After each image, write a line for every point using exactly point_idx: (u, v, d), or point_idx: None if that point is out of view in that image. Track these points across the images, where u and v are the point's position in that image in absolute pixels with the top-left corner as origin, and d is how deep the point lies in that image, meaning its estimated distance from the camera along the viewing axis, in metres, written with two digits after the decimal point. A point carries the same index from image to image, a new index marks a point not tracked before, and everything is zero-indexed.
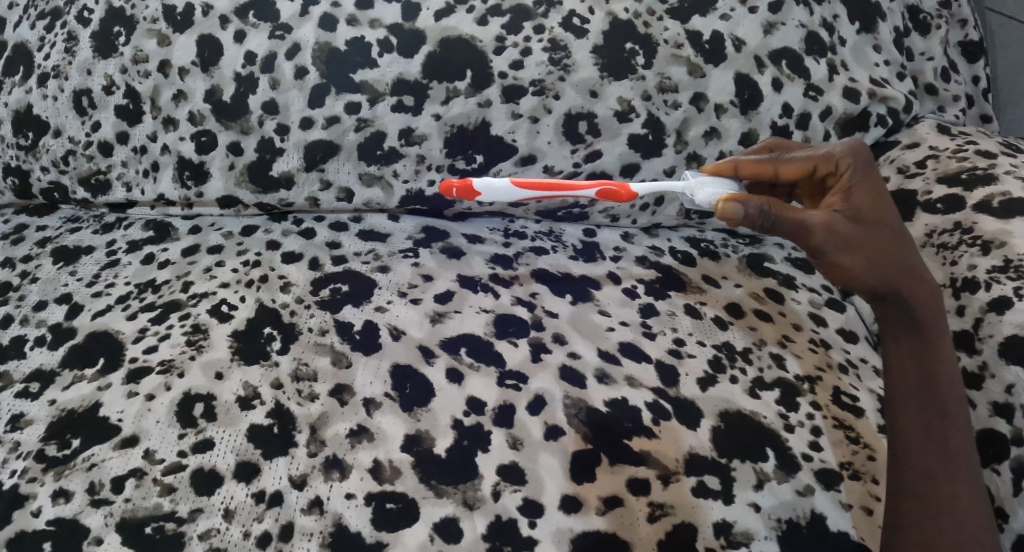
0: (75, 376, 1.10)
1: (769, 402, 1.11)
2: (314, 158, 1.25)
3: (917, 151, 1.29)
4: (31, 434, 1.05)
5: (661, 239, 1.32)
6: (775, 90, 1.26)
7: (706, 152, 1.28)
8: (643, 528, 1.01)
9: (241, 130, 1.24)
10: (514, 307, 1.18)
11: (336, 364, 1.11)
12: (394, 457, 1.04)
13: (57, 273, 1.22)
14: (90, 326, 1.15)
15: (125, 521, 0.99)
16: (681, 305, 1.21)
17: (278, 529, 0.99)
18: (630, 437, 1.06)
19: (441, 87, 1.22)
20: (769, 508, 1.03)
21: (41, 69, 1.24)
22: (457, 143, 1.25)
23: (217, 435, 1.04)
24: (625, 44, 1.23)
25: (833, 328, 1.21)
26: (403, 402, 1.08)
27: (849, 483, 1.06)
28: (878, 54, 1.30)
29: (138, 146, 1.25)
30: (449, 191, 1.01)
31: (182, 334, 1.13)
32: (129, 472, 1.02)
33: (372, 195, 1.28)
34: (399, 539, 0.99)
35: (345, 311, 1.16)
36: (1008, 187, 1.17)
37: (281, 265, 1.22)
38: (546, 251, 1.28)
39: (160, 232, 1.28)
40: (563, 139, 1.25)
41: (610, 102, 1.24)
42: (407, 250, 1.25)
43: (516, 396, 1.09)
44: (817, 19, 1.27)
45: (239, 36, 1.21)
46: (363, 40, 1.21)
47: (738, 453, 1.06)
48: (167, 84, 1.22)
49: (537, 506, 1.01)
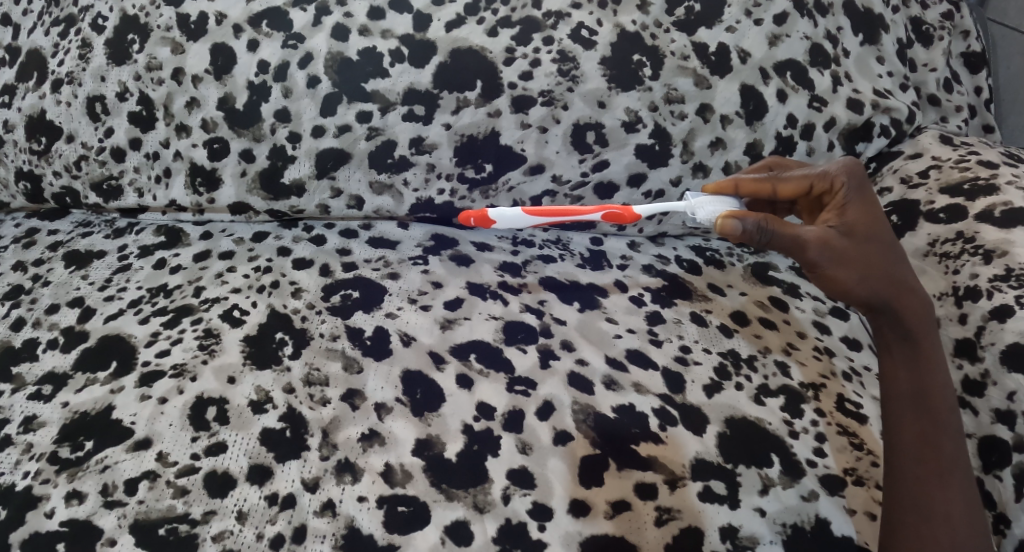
0: (88, 378, 1.12)
1: (775, 408, 1.13)
2: (325, 166, 1.27)
3: (920, 161, 1.31)
4: (44, 436, 1.07)
5: (667, 248, 1.34)
6: (780, 100, 1.27)
7: (712, 162, 1.29)
8: (650, 532, 1.02)
9: (254, 137, 1.26)
10: (523, 314, 1.20)
11: (347, 369, 1.12)
12: (406, 461, 1.05)
13: (70, 277, 1.24)
14: (103, 330, 1.16)
15: (139, 522, 1.00)
16: (686, 314, 1.22)
17: (291, 531, 1.01)
18: (638, 443, 1.08)
19: (451, 96, 1.24)
20: (775, 513, 1.05)
21: (55, 75, 1.25)
22: (466, 152, 1.27)
23: (230, 438, 1.06)
24: (632, 55, 1.24)
25: (837, 336, 1.22)
26: (414, 407, 1.09)
27: (852, 488, 1.07)
28: (881, 65, 1.33)
29: (150, 153, 1.27)
30: (467, 220, 1.05)
31: (194, 338, 1.15)
32: (142, 474, 1.03)
33: (382, 203, 1.30)
34: (411, 541, 1.00)
35: (356, 317, 1.18)
36: (1010, 197, 1.19)
37: (292, 271, 1.24)
38: (553, 260, 1.30)
39: (171, 237, 1.30)
40: (571, 149, 1.27)
41: (618, 113, 1.26)
42: (417, 257, 1.26)
43: (525, 402, 1.11)
44: (821, 31, 1.28)
45: (253, 45, 1.23)
46: (374, 50, 1.22)
47: (743, 459, 1.08)
48: (180, 91, 1.24)
49: (545, 509, 1.03)
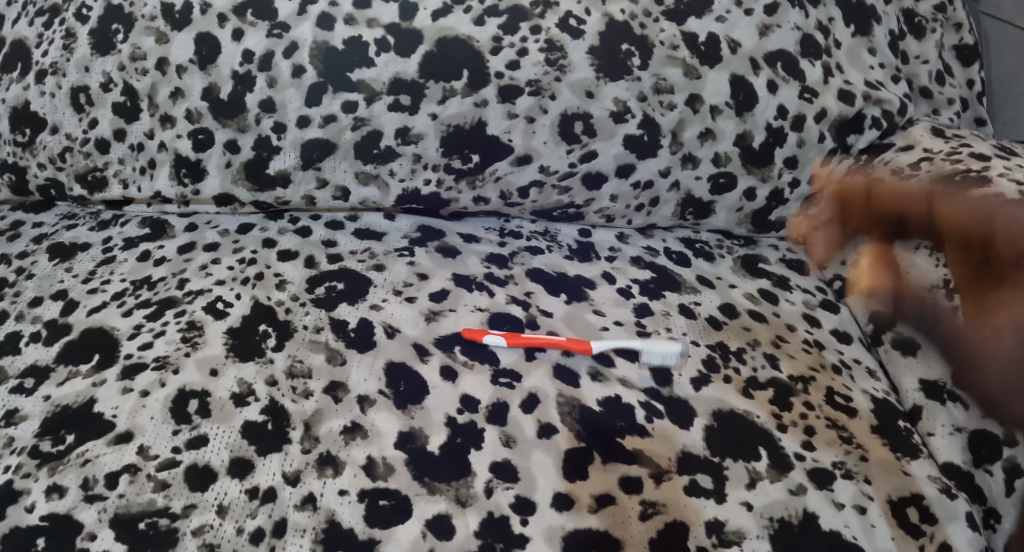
0: (70, 371, 1.10)
1: (763, 401, 1.12)
2: (310, 157, 1.26)
3: (911, 154, 1.30)
4: (25, 430, 1.05)
5: (656, 240, 1.34)
6: (770, 92, 1.26)
7: (702, 152, 1.28)
8: (636, 526, 1.01)
9: (238, 128, 1.24)
10: (509, 305, 1.19)
11: (330, 361, 1.11)
12: (388, 454, 1.04)
13: (54, 269, 1.23)
14: (86, 323, 1.15)
15: (119, 517, 0.99)
16: (676, 345, 1.14)
17: (271, 525, 0.99)
18: (624, 436, 1.07)
19: (438, 86, 1.22)
20: (762, 507, 1.03)
21: (39, 66, 1.24)
22: (453, 142, 1.26)
23: (211, 431, 1.05)
24: (621, 45, 1.23)
25: (827, 329, 1.23)
26: (398, 400, 1.08)
27: (842, 482, 1.06)
28: (872, 57, 1.31)
29: (135, 143, 1.26)
30: None
31: (177, 331, 1.13)
32: (123, 468, 1.02)
33: (368, 194, 1.29)
34: (392, 536, 0.99)
35: (341, 309, 1.17)
36: (1002, 189, 1.18)
37: (276, 263, 1.22)
38: (541, 251, 1.29)
39: (156, 229, 1.28)
40: (559, 139, 1.26)
41: (606, 103, 1.25)
42: (403, 249, 1.25)
43: (510, 394, 1.10)
44: (812, 22, 1.27)
45: (237, 35, 1.21)
46: (360, 40, 1.21)
47: (731, 452, 1.07)
48: (164, 81, 1.22)
49: (529, 503, 1.02)
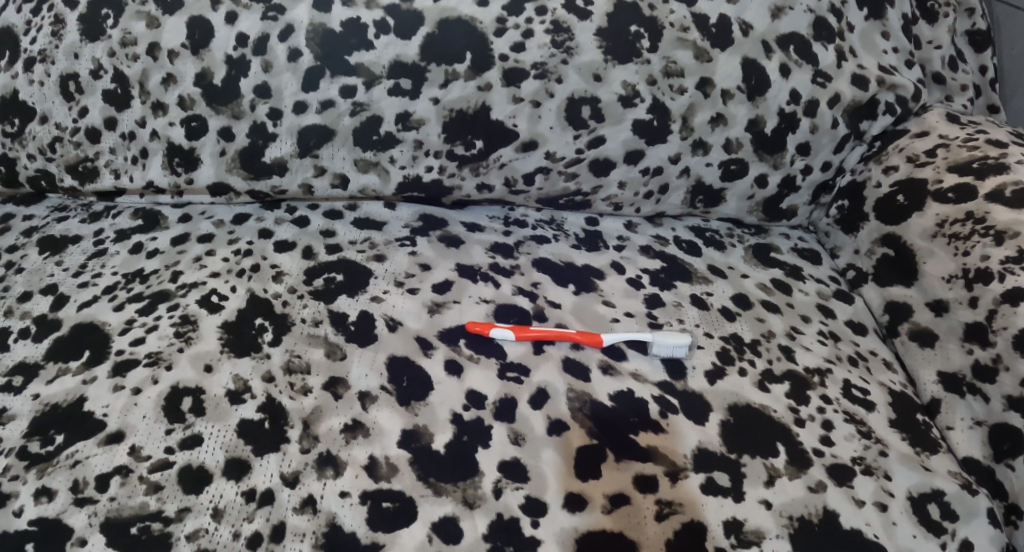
0: (59, 368, 1.06)
1: (779, 395, 1.08)
2: (307, 144, 1.21)
3: (926, 139, 1.25)
4: (13, 430, 1.01)
5: (665, 229, 1.29)
6: (783, 75, 1.22)
7: (712, 138, 1.24)
8: (651, 528, 0.97)
9: (233, 114, 1.19)
10: (515, 297, 1.15)
11: (330, 356, 1.07)
12: (391, 454, 1.00)
13: (44, 263, 1.18)
14: (76, 318, 1.11)
15: (110, 521, 0.95)
16: (686, 337, 1.10)
17: (269, 529, 0.95)
18: (637, 432, 1.03)
19: (439, 70, 1.18)
20: (780, 505, 0.99)
21: (27, 53, 1.18)
22: (456, 128, 1.21)
23: (206, 430, 1.00)
24: (630, 26, 1.18)
25: (842, 320, 1.19)
26: (400, 396, 1.04)
27: (862, 478, 1.02)
28: (886, 41, 1.26)
29: (126, 132, 1.21)
30: None
31: (170, 325, 1.09)
32: (114, 470, 0.97)
33: (368, 181, 1.25)
34: (396, 540, 0.95)
35: (340, 301, 1.12)
36: (1020, 176, 1.13)
37: (273, 254, 1.18)
38: (547, 240, 1.24)
39: (149, 221, 1.24)
40: (566, 125, 1.22)
41: (614, 87, 1.20)
42: (404, 239, 1.21)
43: (518, 389, 1.05)
44: (826, 3, 1.22)
45: (231, 17, 1.16)
46: (358, 21, 1.15)
47: (748, 448, 1.03)
48: (156, 67, 1.18)
49: (539, 504, 0.97)
